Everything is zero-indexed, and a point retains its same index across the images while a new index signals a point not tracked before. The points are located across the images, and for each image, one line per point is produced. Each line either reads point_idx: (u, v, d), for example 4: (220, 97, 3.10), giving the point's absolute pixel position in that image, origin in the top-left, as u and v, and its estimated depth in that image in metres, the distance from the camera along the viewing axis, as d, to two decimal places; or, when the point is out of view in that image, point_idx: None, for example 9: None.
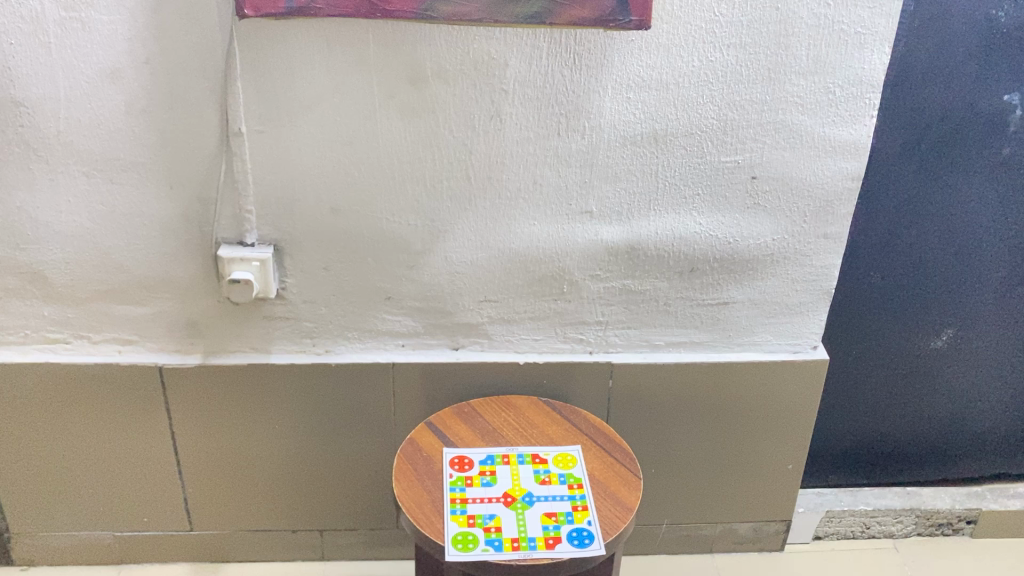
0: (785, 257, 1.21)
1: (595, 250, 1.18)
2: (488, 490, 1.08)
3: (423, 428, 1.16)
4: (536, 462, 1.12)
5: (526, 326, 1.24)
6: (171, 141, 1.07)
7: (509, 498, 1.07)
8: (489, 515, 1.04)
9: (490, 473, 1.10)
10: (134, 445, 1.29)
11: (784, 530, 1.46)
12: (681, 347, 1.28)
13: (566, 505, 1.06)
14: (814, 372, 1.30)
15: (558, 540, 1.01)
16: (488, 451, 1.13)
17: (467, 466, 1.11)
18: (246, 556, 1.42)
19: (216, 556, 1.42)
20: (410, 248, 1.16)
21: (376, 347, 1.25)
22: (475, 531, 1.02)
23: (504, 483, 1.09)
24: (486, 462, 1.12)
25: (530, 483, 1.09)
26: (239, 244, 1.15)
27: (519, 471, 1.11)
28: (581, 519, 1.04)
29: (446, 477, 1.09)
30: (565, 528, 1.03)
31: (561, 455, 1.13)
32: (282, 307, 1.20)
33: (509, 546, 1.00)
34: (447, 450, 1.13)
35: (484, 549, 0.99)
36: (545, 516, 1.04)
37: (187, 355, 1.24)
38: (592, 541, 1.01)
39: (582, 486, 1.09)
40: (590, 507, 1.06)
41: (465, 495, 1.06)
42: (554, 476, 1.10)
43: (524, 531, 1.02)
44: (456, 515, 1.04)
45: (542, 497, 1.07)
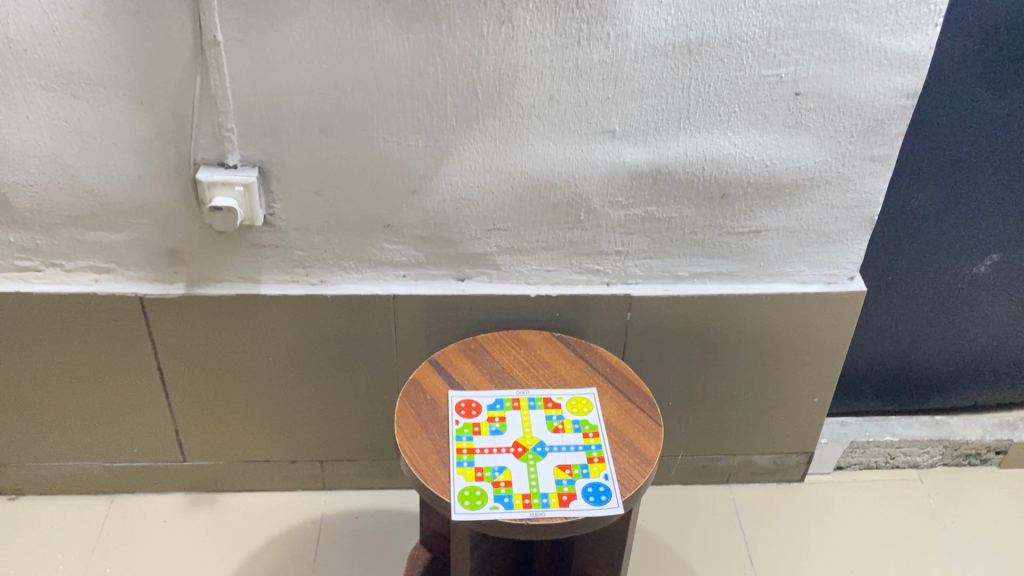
0: (827, 181, 1.09)
1: (617, 173, 1.06)
2: (496, 440, 1.00)
3: (426, 367, 1.08)
4: (548, 407, 1.03)
5: (538, 256, 1.14)
6: (138, 50, 0.94)
7: (520, 449, 0.99)
8: (498, 467, 0.96)
9: (499, 420, 1.02)
10: (119, 376, 1.21)
11: (804, 462, 1.40)
12: (706, 279, 1.18)
13: (581, 457, 0.98)
14: (849, 305, 1.20)
15: (572, 498, 0.93)
16: (497, 394, 1.05)
17: (474, 412, 1.02)
18: (244, 486, 1.36)
19: (213, 486, 1.36)
20: (411, 172, 1.05)
21: (375, 278, 1.15)
22: (483, 486, 0.94)
23: (515, 432, 1.01)
24: (495, 407, 1.03)
25: (542, 432, 1.01)
26: (220, 166, 1.03)
27: (530, 418, 1.02)
28: (597, 473, 0.96)
29: (451, 425, 1.01)
30: (579, 483, 0.95)
31: (575, 399, 1.05)
32: (270, 235, 1.10)
33: (520, 504, 0.93)
34: (453, 393, 1.04)
35: (493, 508, 0.92)
36: (559, 469, 0.97)
37: (170, 285, 1.14)
38: (609, 498, 0.94)
39: (598, 436, 1.00)
40: (607, 459, 0.98)
41: (472, 445, 0.98)
42: (567, 423, 1.02)
43: (536, 485, 0.95)
44: (463, 468, 0.96)
45: (555, 448, 0.99)
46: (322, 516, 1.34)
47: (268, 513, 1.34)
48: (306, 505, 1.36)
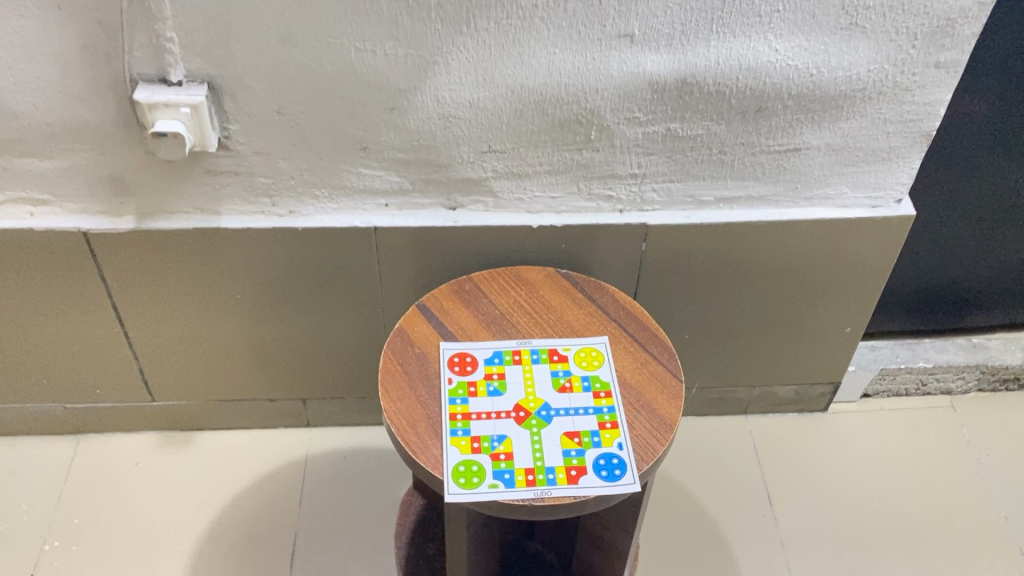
0: (881, 92, 0.92)
1: (634, 85, 0.89)
2: (495, 404, 0.87)
3: (414, 314, 0.94)
4: (554, 362, 0.91)
5: (541, 181, 0.99)
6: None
7: (522, 413, 0.87)
8: (497, 437, 0.85)
9: (497, 378, 0.89)
10: (70, 316, 1.08)
11: (830, 391, 1.29)
12: (734, 203, 1.03)
13: (591, 423, 0.86)
14: (894, 230, 1.06)
15: (582, 473, 0.82)
16: (496, 347, 0.92)
17: (469, 368, 0.90)
18: (220, 424, 1.25)
19: (187, 425, 1.25)
20: (390, 87, 0.88)
21: (353, 207, 1.00)
22: (480, 460, 0.82)
23: (516, 392, 0.88)
24: (493, 363, 0.91)
25: (547, 392, 0.88)
26: (161, 82, 0.87)
27: (533, 375, 0.90)
28: (610, 442, 0.84)
29: (444, 385, 0.88)
30: (590, 455, 0.83)
31: (584, 351, 0.92)
32: (228, 160, 0.94)
33: (522, 481, 0.81)
34: (445, 345, 0.91)
35: (492, 487, 0.80)
36: (566, 438, 0.85)
37: (117, 218, 0.99)
38: (624, 473, 0.82)
39: (611, 396, 0.88)
40: (620, 425, 0.86)
41: (468, 410, 0.86)
42: (575, 382, 0.89)
43: (541, 458, 0.83)
44: (458, 439, 0.84)
45: (561, 412, 0.87)
46: (306, 456, 1.24)
47: (248, 454, 1.24)
48: (289, 443, 1.25)
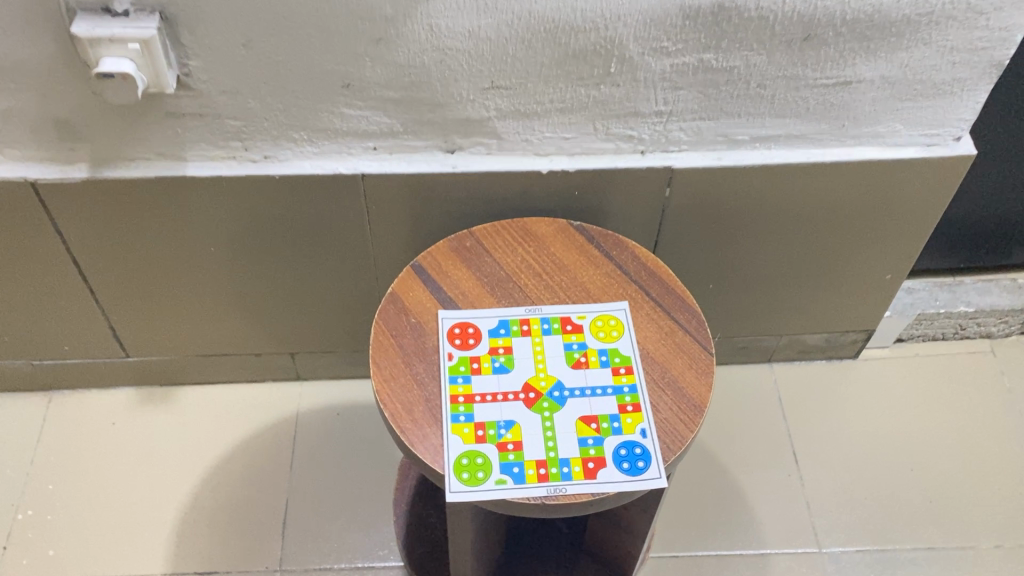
0: (951, 17, 0.78)
1: (662, 10, 0.76)
2: (501, 383, 0.77)
3: (408, 275, 0.83)
4: (567, 333, 0.80)
5: (552, 121, 0.86)
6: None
7: (532, 394, 0.76)
8: (504, 423, 0.75)
9: (503, 352, 0.79)
10: (27, 271, 0.97)
11: (863, 339, 1.19)
12: (771, 143, 0.90)
13: (610, 406, 0.76)
14: (950, 172, 0.93)
15: (600, 466, 0.72)
16: (501, 316, 0.81)
17: (472, 341, 0.79)
18: (202, 379, 1.16)
19: (167, 380, 1.16)
20: (374, 14, 0.74)
21: (336, 151, 0.88)
22: (486, 452, 0.73)
23: (525, 370, 0.78)
24: (498, 334, 0.80)
25: (559, 368, 0.78)
26: (104, 13, 0.73)
27: (544, 349, 0.79)
28: (632, 429, 0.74)
29: (444, 361, 0.78)
30: (609, 444, 0.73)
31: (601, 320, 0.81)
32: (190, 100, 0.81)
33: (533, 476, 0.71)
34: (443, 314, 0.80)
35: (499, 484, 0.71)
36: (582, 423, 0.75)
37: (68, 166, 0.87)
38: (648, 467, 0.72)
39: (632, 373, 0.78)
40: (643, 407, 0.76)
41: (471, 392, 0.76)
42: (592, 357, 0.79)
43: (554, 448, 0.73)
44: (460, 426, 0.74)
45: (576, 392, 0.77)
46: (296, 413, 1.15)
47: (233, 410, 1.15)
48: (278, 398, 1.16)
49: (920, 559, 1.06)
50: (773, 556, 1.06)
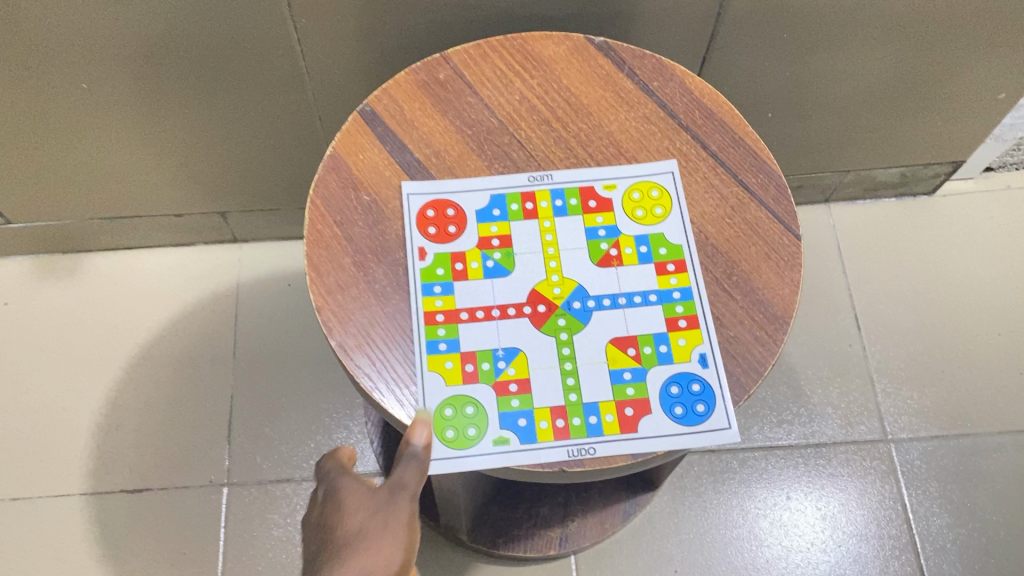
0: None
1: None
2: (496, 291, 0.52)
3: (356, 130, 0.57)
4: (590, 214, 0.55)
5: None
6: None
7: (542, 307, 0.52)
8: (503, 351, 0.50)
9: (498, 246, 0.54)
10: None
11: (947, 173, 0.96)
12: None
13: (654, 321, 0.52)
14: None
15: (643, 414, 0.49)
16: (495, 190, 0.55)
17: (453, 230, 0.54)
18: (115, 242, 0.93)
19: (70, 246, 0.92)
20: None
21: None
22: (477, 397, 0.49)
23: (529, 270, 0.53)
24: (491, 218, 0.55)
25: (579, 265, 0.53)
26: None
27: (558, 238, 0.54)
28: (687, 356, 0.51)
29: (414, 262, 0.53)
30: (654, 380, 0.50)
31: (639, 192, 0.56)
32: None
33: (548, 433, 0.48)
34: (410, 187, 0.55)
35: (498, 445, 0.48)
36: (615, 350, 0.51)
37: None
38: (711, 413, 0.49)
39: (684, 270, 0.53)
40: (702, 322, 0.52)
41: (454, 307, 0.52)
42: (627, 249, 0.54)
43: (575, 388, 0.49)
44: (438, 358, 0.50)
45: (605, 301, 0.52)
46: (235, 282, 0.92)
47: (157, 281, 0.93)
48: (212, 264, 0.93)
49: (1007, 447, 0.87)
50: (830, 446, 0.87)
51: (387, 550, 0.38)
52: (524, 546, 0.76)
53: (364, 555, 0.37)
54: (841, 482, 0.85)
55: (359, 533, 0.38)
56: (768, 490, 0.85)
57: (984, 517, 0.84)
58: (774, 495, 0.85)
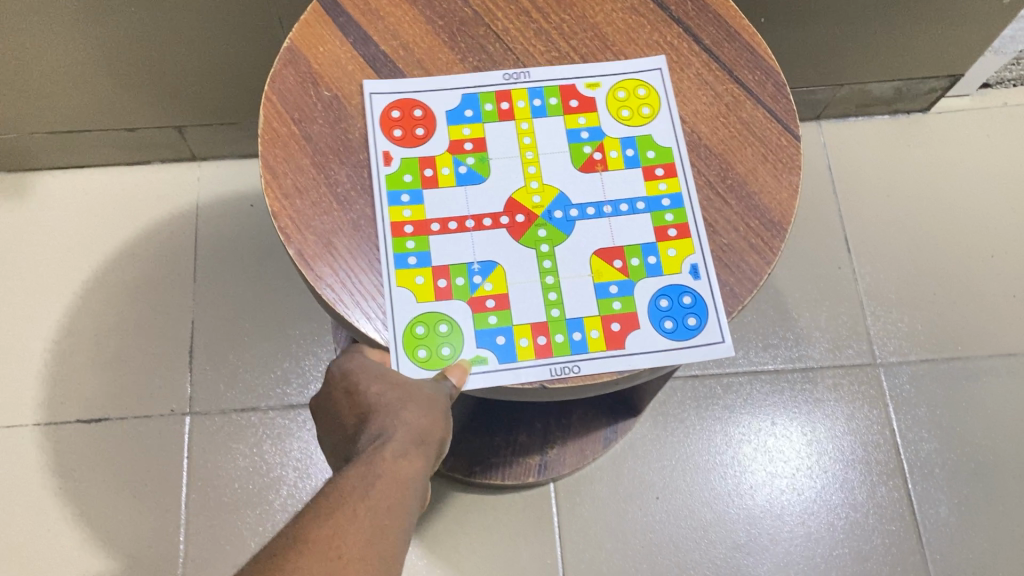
0: None
1: None
2: (470, 198, 0.47)
3: (315, 20, 0.51)
4: (572, 115, 0.50)
5: None
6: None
7: (521, 217, 0.47)
8: (478, 265, 0.46)
9: (471, 150, 0.49)
10: None
11: (944, 88, 0.92)
12: None
13: (642, 231, 0.47)
14: None
15: (631, 328, 0.45)
16: (467, 89, 0.50)
17: (421, 133, 0.49)
18: (64, 160, 0.87)
19: (16, 164, 0.87)
20: None
21: None
22: (450, 313, 0.45)
23: (506, 175, 0.48)
24: (463, 119, 0.50)
25: (560, 172, 0.49)
26: None
27: (538, 142, 0.49)
28: (678, 267, 0.46)
29: (379, 167, 0.48)
30: (642, 293, 0.46)
31: (624, 91, 0.51)
32: None
33: (529, 350, 0.44)
34: (372, 85, 0.50)
35: (476, 364, 0.43)
36: (601, 262, 0.46)
37: None
38: (703, 326, 0.45)
39: (673, 175, 0.49)
40: (693, 230, 0.47)
41: (423, 217, 0.47)
42: (612, 152, 0.50)
43: (558, 303, 0.45)
44: (407, 271, 0.45)
45: (589, 210, 0.48)
46: (195, 202, 0.87)
47: (111, 201, 0.87)
48: (169, 183, 0.88)
49: (998, 369, 0.84)
50: (817, 371, 0.84)
51: (433, 414, 0.37)
52: (502, 474, 0.73)
53: (414, 415, 0.37)
54: (828, 408, 0.83)
55: (404, 398, 0.38)
56: (753, 415, 0.82)
57: (972, 441, 0.82)
58: (759, 420, 0.82)
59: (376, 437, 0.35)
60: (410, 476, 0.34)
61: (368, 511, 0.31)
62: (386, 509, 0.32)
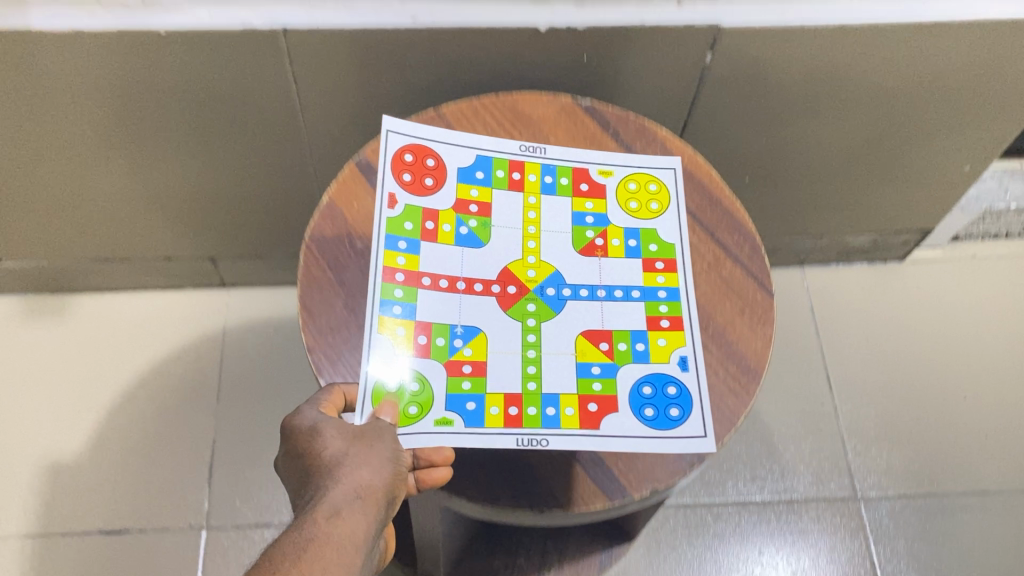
0: None
1: None
2: (465, 261, 0.52)
3: (351, 179, 0.59)
4: (580, 200, 0.57)
5: None
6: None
7: (513, 288, 0.52)
8: (462, 329, 0.49)
9: (476, 216, 0.54)
10: None
11: (916, 239, 0.99)
12: None
13: (630, 315, 0.52)
14: None
15: (607, 411, 0.48)
16: (482, 155, 0.57)
17: (430, 183, 0.54)
18: (105, 283, 0.94)
19: (59, 286, 0.94)
20: None
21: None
22: (426, 373, 0.48)
23: (504, 249, 0.54)
24: (474, 181, 0.56)
25: (557, 254, 0.54)
26: None
27: (541, 215, 0.56)
28: (666, 356, 0.50)
29: (383, 209, 0.53)
30: (625, 378, 0.49)
31: (635, 183, 0.58)
32: None
33: (498, 419, 0.47)
34: (392, 125, 0.55)
35: (441, 425, 0.46)
36: (587, 342, 0.50)
37: None
38: (684, 419, 0.48)
39: (669, 271, 0.54)
40: (681, 322, 0.52)
41: (417, 267, 0.51)
42: (614, 241, 0.55)
43: (535, 376, 0.48)
44: (397, 321, 0.49)
45: (583, 291, 0.53)
46: (222, 326, 0.94)
47: (145, 322, 0.94)
48: (199, 307, 0.95)
49: (972, 507, 0.89)
50: (802, 504, 0.89)
51: (376, 467, 0.38)
52: None
53: (355, 473, 0.37)
54: (812, 540, 0.87)
55: (347, 456, 0.38)
56: (741, 544, 0.86)
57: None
58: (746, 550, 0.86)
59: (321, 490, 0.36)
60: (348, 532, 0.34)
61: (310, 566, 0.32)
62: (327, 563, 0.32)
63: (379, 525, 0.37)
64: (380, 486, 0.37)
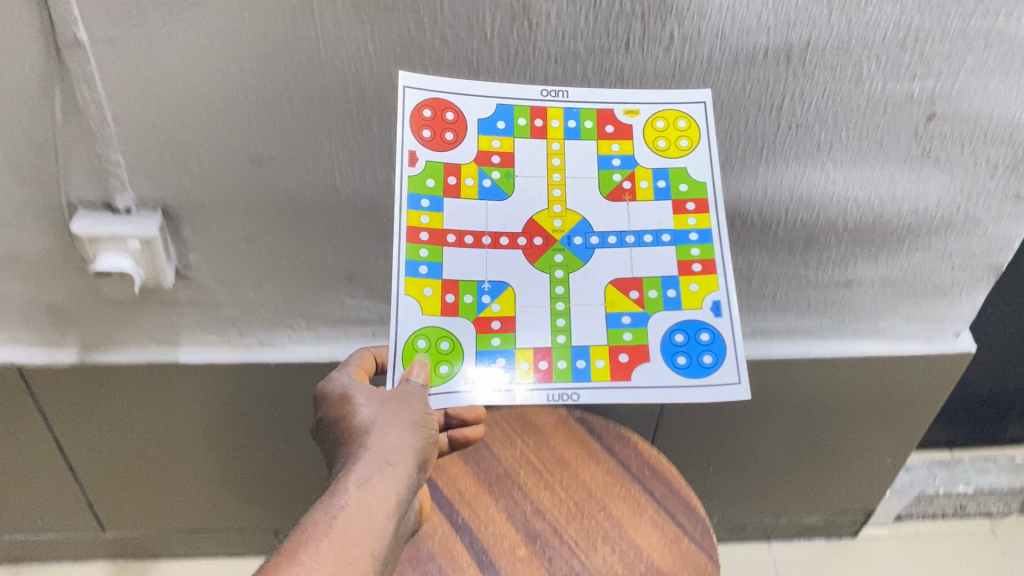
0: (950, 225, 0.80)
1: None
2: (490, 214, 0.59)
3: None
4: (607, 141, 0.62)
5: None
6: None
7: (539, 240, 0.60)
8: (489, 286, 0.59)
9: (500, 163, 0.60)
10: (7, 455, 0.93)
11: (863, 520, 1.17)
12: (773, 335, 0.91)
13: (659, 262, 0.60)
14: (950, 366, 0.93)
15: (639, 361, 0.59)
16: (502, 100, 0.61)
17: (449, 137, 0.59)
18: (180, 552, 1.12)
19: (142, 555, 1.12)
20: (383, 215, 0.76)
21: (332, 339, 0.87)
22: (454, 331, 0.58)
23: (530, 198, 0.60)
24: (495, 130, 0.61)
25: (584, 199, 0.61)
26: (106, 210, 0.73)
27: (568, 154, 0.61)
28: (699, 301, 0.60)
29: (405, 166, 0.58)
30: (657, 327, 0.59)
31: (664, 121, 0.62)
32: (188, 292, 0.80)
33: (529, 372, 0.58)
34: (408, 81, 0.59)
35: (471, 382, 0.58)
36: (619, 293, 0.60)
37: (57, 350, 0.84)
38: (717, 365, 0.59)
39: (699, 214, 0.61)
40: (713, 267, 0.60)
41: (439, 227, 0.58)
42: (643, 182, 0.61)
43: (564, 329, 0.59)
44: (429, 279, 0.57)
45: (612, 238, 0.60)
46: None
47: None
48: None
49: None
50: None
51: (401, 434, 0.52)
52: None
53: (388, 440, 0.51)
54: None
55: (380, 427, 0.52)
56: None
57: None
58: None
59: (363, 453, 0.50)
60: (383, 487, 0.48)
61: (357, 511, 0.46)
62: (370, 510, 0.46)
63: (410, 474, 0.51)
64: (405, 447, 0.51)
